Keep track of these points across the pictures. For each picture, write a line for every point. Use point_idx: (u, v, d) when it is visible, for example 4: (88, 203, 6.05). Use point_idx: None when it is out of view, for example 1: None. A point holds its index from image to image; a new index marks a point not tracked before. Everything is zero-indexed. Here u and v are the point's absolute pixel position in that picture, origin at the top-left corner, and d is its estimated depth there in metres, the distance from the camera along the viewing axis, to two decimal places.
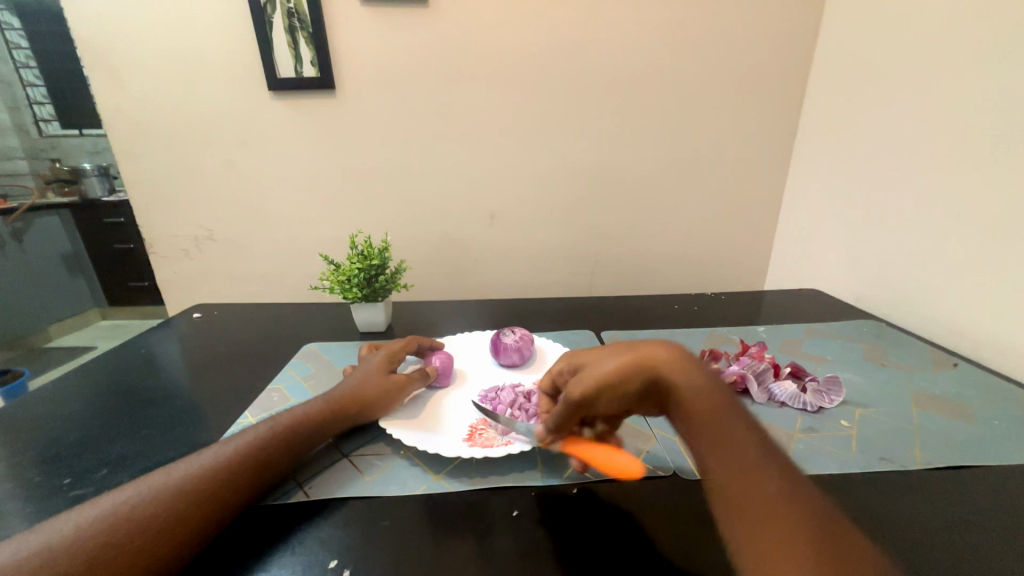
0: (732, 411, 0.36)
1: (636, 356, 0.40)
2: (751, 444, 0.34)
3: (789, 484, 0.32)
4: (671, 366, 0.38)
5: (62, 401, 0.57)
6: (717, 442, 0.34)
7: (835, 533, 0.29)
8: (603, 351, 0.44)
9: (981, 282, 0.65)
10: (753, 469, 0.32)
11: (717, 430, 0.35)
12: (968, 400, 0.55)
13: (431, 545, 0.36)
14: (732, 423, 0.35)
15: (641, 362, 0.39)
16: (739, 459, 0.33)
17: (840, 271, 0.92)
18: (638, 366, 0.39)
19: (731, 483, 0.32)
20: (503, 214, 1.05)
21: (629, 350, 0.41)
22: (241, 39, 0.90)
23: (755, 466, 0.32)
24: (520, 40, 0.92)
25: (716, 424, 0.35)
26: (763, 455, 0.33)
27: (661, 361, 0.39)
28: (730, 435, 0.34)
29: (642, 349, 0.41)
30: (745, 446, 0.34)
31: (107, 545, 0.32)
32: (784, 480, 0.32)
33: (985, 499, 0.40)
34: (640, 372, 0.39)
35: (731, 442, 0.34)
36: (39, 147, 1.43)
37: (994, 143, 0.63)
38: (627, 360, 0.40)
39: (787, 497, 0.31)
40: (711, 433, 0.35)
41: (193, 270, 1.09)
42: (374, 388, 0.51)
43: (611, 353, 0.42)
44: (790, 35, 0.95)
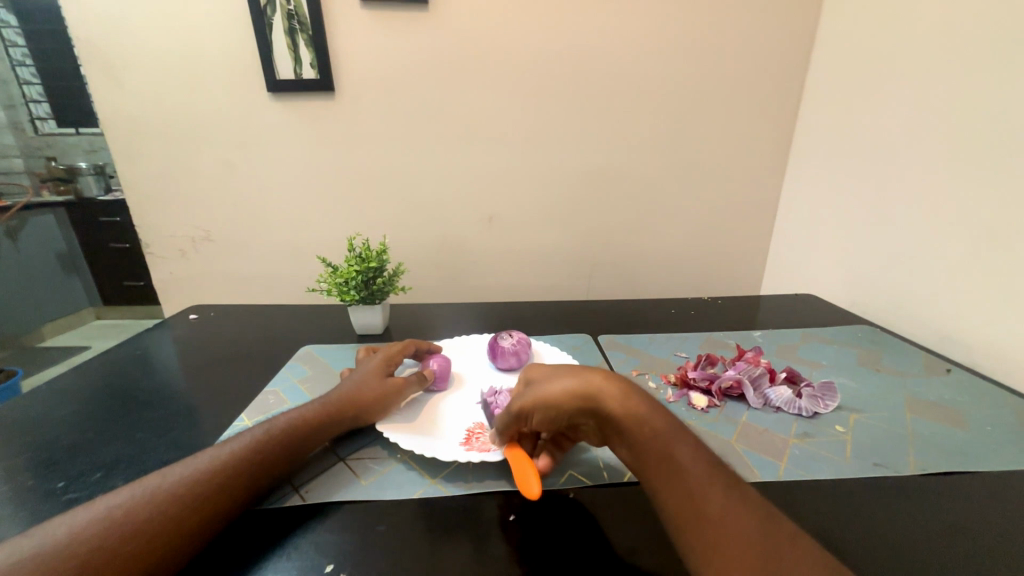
0: (674, 433, 0.36)
1: (576, 380, 0.39)
2: (693, 463, 0.34)
3: (733, 501, 0.31)
4: (609, 391, 0.38)
5: (56, 403, 0.57)
6: (658, 463, 0.34)
7: (776, 547, 0.29)
8: (551, 370, 0.43)
9: (975, 289, 0.66)
10: (694, 487, 0.32)
11: (657, 450, 0.35)
12: (961, 405, 0.56)
13: (427, 550, 0.36)
14: (673, 443, 0.35)
15: (580, 388, 0.39)
16: (680, 479, 0.33)
17: (836, 276, 0.93)
18: (577, 391, 0.39)
19: (674, 503, 0.32)
20: (502, 217, 1.06)
21: (572, 372, 0.41)
22: (241, 41, 0.90)
23: (696, 484, 0.32)
24: (519, 44, 0.93)
25: (655, 446, 0.35)
26: (702, 476, 0.33)
27: (598, 387, 0.38)
28: (669, 456, 0.34)
29: (584, 373, 0.40)
30: (686, 466, 0.33)
31: (100, 550, 0.32)
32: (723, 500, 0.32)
33: (978, 505, 0.40)
34: (576, 397, 0.39)
35: (671, 463, 0.34)
36: (34, 145, 1.43)
37: (989, 152, 0.64)
38: (567, 384, 0.39)
39: (727, 513, 0.30)
40: (651, 454, 0.35)
41: (190, 270, 1.09)
42: (370, 392, 0.50)
43: (555, 375, 0.41)
44: (787, 43, 0.96)
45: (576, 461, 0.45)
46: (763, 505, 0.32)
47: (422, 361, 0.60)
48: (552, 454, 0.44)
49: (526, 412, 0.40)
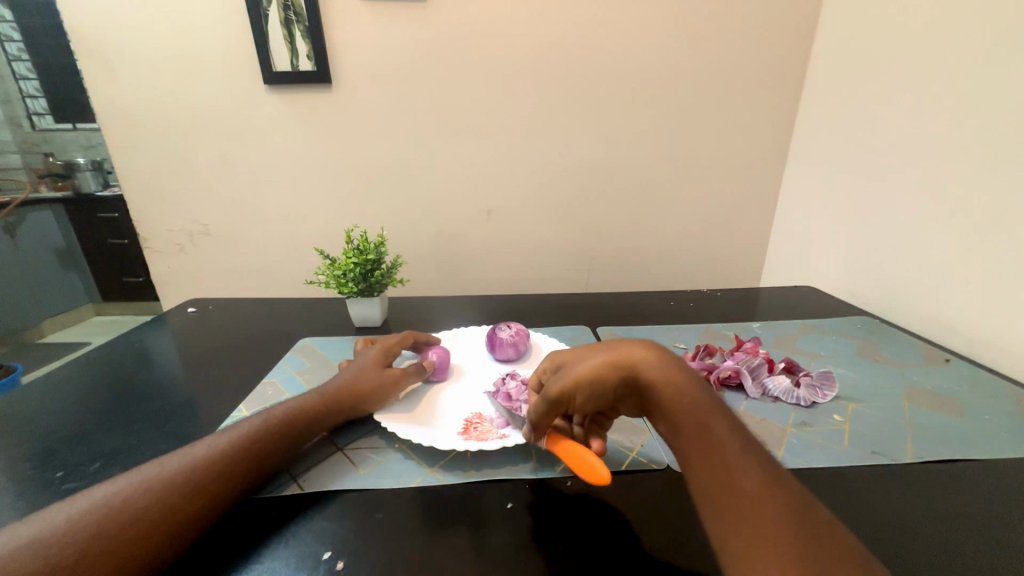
0: (715, 409, 0.34)
1: (614, 352, 0.38)
2: (731, 442, 0.32)
3: (770, 483, 0.30)
4: (650, 362, 0.36)
5: (54, 395, 0.57)
6: (694, 441, 0.33)
7: (815, 534, 0.27)
8: (585, 349, 0.41)
9: (975, 278, 0.66)
10: (731, 465, 0.31)
11: (697, 425, 0.33)
12: (959, 395, 0.56)
13: (424, 537, 0.36)
14: (712, 421, 0.33)
15: (620, 359, 0.37)
16: (716, 457, 0.32)
17: (836, 268, 0.92)
18: (616, 363, 0.37)
19: (707, 481, 0.31)
20: (500, 209, 1.05)
21: (610, 347, 0.39)
22: (236, 32, 0.89)
23: (733, 465, 0.31)
24: (517, 35, 0.92)
25: (694, 420, 0.33)
26: (742, 455, 0.31)
27: (639, 358, 0.37)
28: (708, 434, 0.32)
29: (622, 346, 0.38)
30: (725, 444, 0.32)
31: (98, 536, 0.32)
32: (761, 479, 0.30)
33: (973, 492, 0.41)
34: (618, 371, 0.37)
35: (710, 441, 0.32)
36: (32, 141, 1.44)
37: (984, 138, 0.64)
38: (607, 357, 0.37)
39: (765, 497, 0.29)
40: (688, 429, 0.33)
41: (188, 264, 1.09)
42: (369, 382, 0.50)
43: (592, 350, 0.39)
44: (788, 32, 0.95)
45: None
46: (800, 491, 0.30)
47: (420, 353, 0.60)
48: (599, 435, 0.41)
49: (569, 393, 0.38)
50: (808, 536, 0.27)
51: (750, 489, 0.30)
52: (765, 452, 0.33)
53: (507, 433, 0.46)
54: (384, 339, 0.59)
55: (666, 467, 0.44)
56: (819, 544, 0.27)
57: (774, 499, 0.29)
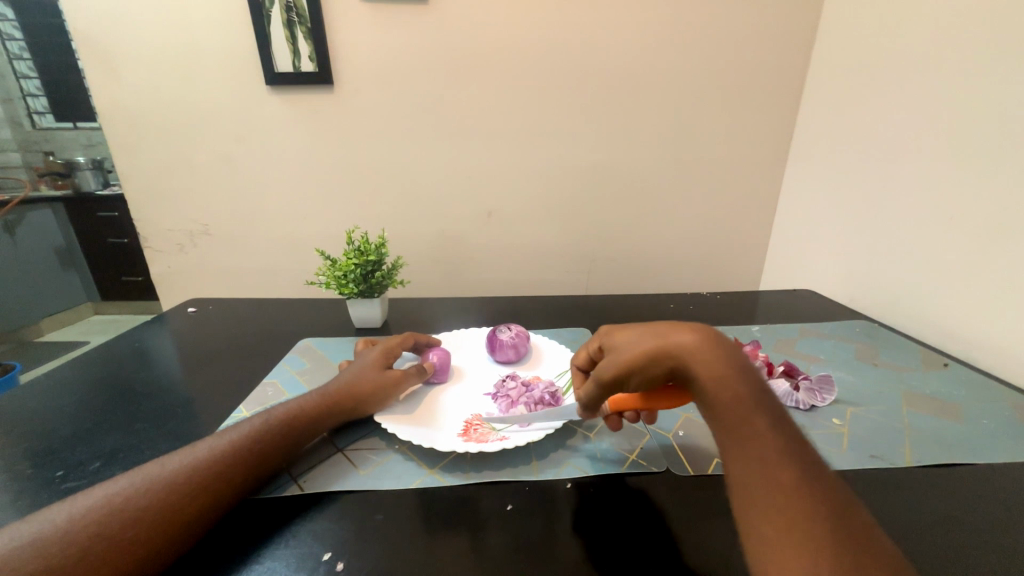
0: (757, 401, 0.34)
1: (662, 339, 0.37)
2: (768, 435, 0.32)
3: (806, 478, 0.30)
4: (693, 351, 0.36)
5: (54, 394, 0.57)
6: (731, 435, 0.33)
7: (851, 531, 0.28)
8: (630, 330, 0.41)
9: (974, 283, 0.66)
10: (768, 458, 0.31)
11: (737, 416, 0.33)
12: (958, 399, 0.56)
13: (424, 539, 0.36)
14: (751, 416, 0.33)
15: (666, 347, 0.37)
16: (752, 452, 0.32)
17: (834, 272, 0.93)
18: (662, 351, 0.37)
19: (743, 470, 0.31)
20: (500, 211, 1.06)
21: (654, 332, 0.39)
22: (238, 32, 0.89)
23: (770, 458, 0.31)
24: (518, 38, 0.92)
25: (736, 413, 0.33)
26: (781, 449, 0.31)
27: (686, 348, 0.36)
28: (747, 427, 0.32)
29: (668, 332, 0.38)
30: (764, 439, 0.32)
31: (100, 536, 0.32)
32: (798, 472, 0.30)
33: (970, 495, 0.41)
34: (662, 358, 0.37)
35: (748, 435, 0.32)
36: (33, 139, 1.47)
37: (982, 142, 0.64)
38: (651, 344, 0.38)
39: (801, 493, 0.29)
40: (729, 420, 0.33)
41: (188, 264, 1.09)
42: (369, 383, 0.50)
43: (636, 333, 0.40)
44: (787, 37, 0.96)
45: (573, 454, 0.46)
46: (838, 489, 0.30)
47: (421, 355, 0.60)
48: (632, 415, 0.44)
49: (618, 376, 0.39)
50: (842, 533, 0.27)
51: (785, 481, 0.30)
52: (806, 447, 0.32)
53: (507, 436, 0.46)
54: (385, 340, 0.58)
55: (666, 470, 0.44)
56: (854, 543, 0.27)
57: (810, 494, 0.29)
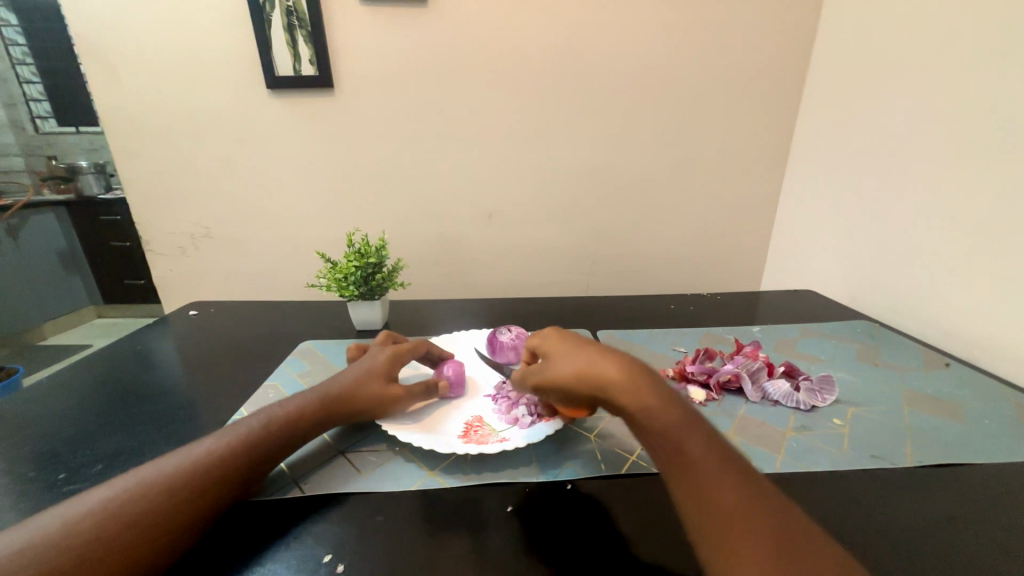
0: (689, 428, 0.34)
1: (585, 366, 0.39)
2: (705, 462, 0.32)
3: (748, 504, 0.30)
4: (615, 381, 0.37)
5: (56, 398, 0.57)
6: (670, 462, 0.33)
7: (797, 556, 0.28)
8: (562, 348, 0.42)
9: (975, 283, 0.66)
10: (709, 487, 0.31)
11: (671, 445, 0.33)
12: (959, 399, 0.56)
13: (425, 541, 0.36)
14: (686, 439, 0.33)
15: (589, 374, 0.38)
16: (694, 481, 0.32)
17: (835, 272, 0.93)
18: (585, 378, 0.38)
19: (688, 502, 0.31)
20: (501, 213, 1.06)
21: (580, 357, 0.40)
22: (240, 37, 0.90)
23: (711, 487, 0.31)
24: (517, 41, 0.93)
25: (671, 439, 0.34)
26: (719, 476, 0.31)
27: (608, 377, 0.37)
28: (684, 455, 0.33)
29: (593, 359, 0.39)
30: (698, 464, 0.32)
31: (95, 541, 0.31)
32: (740, 498, 0.30)
33: (971, 494, 0.41)
34: (591, 384, 0.38)
35: (686, 464, 0.32)
36: (35, 144, 1.47)
37: (978, 141, 0.65)
38: (574, 370, 0.39)
39: (742, 517, 0.29)
40: (665, 449, 0.33)
41: (189, 267, 1.09)
42: (376, 393, 0.49)
43: (567, 354, 0.41)
44: (785, 38, 0.96)
45: (573, 455, 0.46)
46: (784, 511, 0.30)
47: (434, 366, 0.59)
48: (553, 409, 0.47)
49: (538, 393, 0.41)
50: (789, 561, 0.27)
51: (727, 509, 0.30)
52: (748, 471, 0.32)
53: (507, 437, 0.46)
54: (399, 342, 0.58)
55: None
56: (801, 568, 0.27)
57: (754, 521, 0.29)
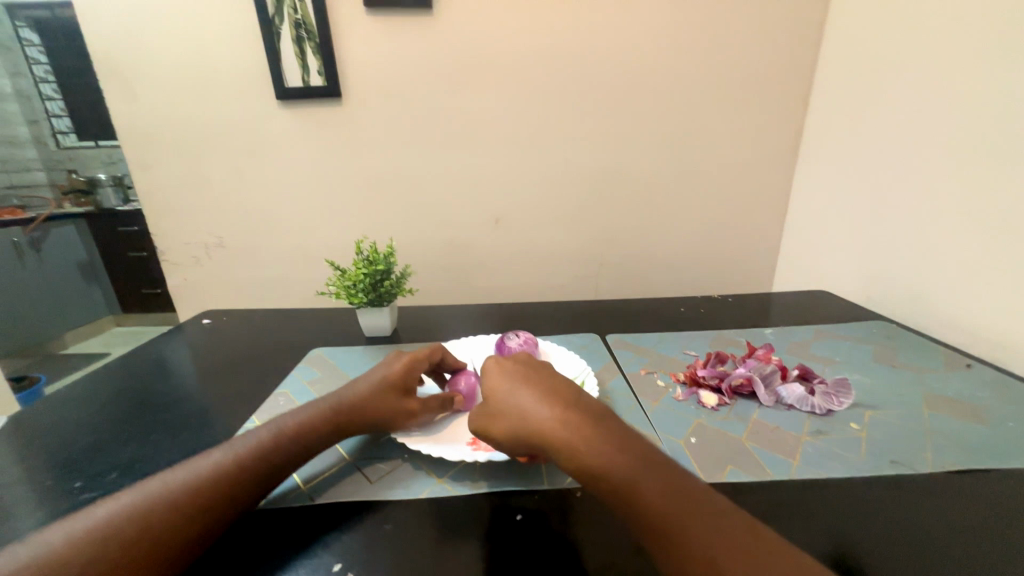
0: (639, 469, 0.34)
1: (520, 422, 0.40)
2: (662, 502, 0.32)
3: (714, 542, 0.30)
4: (551, 436, 0.38)
5: (74, 406, 0.58)
6: (630, 511, 0.33)
7: None
8: (500, 398, 0.43)
9: (994, 281, 0.64)
10: (674, 531, 0.31)
11: (623, 492, 0.33)
12: (981, 401, 0.54)
13: (434, 549, 0.36)
14: (639, 483, 0.33)
15: (524, 429, 0.40)
16: (659, 526, 0.31)
17: (849, 272, 0.91)
18: (522, 434, 0.40)
19: (660, 552, 0.31)
20: (507, 218, 1.06)
21: (516, 412, 0.41)
22: (250, 50, 0.92)
23: (675, 531, 0.31)
24: (521, 45, 0.93)
25: (610, 484, 0.34)
26: (680, 514, 0.31)
27: (543, 432, 0.38)
28: (639, 500, 0.33)
29: (528, 412, 0.40)
30: (656, 508, 0.32)
31: (101, 560, 0.32)
32: (706, 537, 0.30)
33: (996, 501, 0.39)
34: (527, 438, 0.40)
35: (643, 509, 0.32)
36: (56, 158, 1.52)
37: (996, 136, 0.63)
38: (512, 426, 0.41)
39: (711, 559, 0.29)
40: (619, 497, 0.33)
41: (203, 276, 1.11)
42: (388, 407, 0.49)
43: (504, 404, 0.42)
44: (794, 35, 0.94)
45: None
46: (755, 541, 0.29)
47: (447, 374, 0.58)
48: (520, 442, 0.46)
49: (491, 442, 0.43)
50: None
51: (694, 553, 0.29)
52: (708, 503, 0.32)
53: None
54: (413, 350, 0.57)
55: None
56: None
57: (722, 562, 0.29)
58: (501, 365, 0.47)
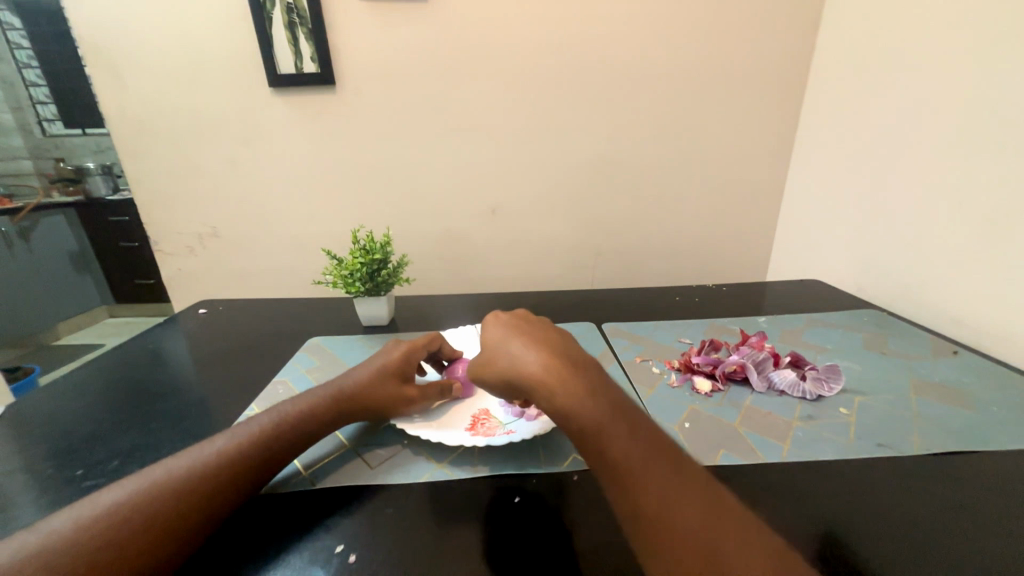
0: (611, 420, 0.35)
1: (509, 369, 0.42)
2: (628, 453, 0.33)
3: (668, 494, 0.30)
4: (534, 382, 0.39)
5: (71, 396, 0.58)
6: (596, 458, 0.34)
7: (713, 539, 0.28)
8: (494, 347, 0.45)
9: (982, 270, 0.65)
10: (632, 479, 0.31)
11: (593, 440, 0.34)
12: (966, 387, 0.55)
13: (434, 532, 0.37)
14: (609, 433, 0.34)
15: (512, 374, 0.41)
16: (620, 474, 0.32)
17: (842, 261, 0.92)
18: (509, 380, 0.42)
19: (616, 496, 0.32)
20: (505, 207, 1.06)
21: (506, 359, 0.42)
22: (241, 36, 0.90)
23: (634, 479, 0.31)
24: (517, 33, 0.92)
25: (581, 431, 0.35)
26: (642, 464, 0.32)
27: (528, 378, 0.40)
28: (606, 449, 0.33)
29: (517, 360, 0.41)
30: (620, 457, 0.33)
31: (107, 545, 0.32)
32: (662, 488, 0.31)
33: (977, 481, 0.41)
34: (514, 384, 0.41)
35: (608, 457, 0.33)
36: (43, 146, 1.48)
37: (986, 126, 0.63)
38: (501, 372, 0.42)
39: (661, 508, 0.30)
40: (587, 444, 0.34)
41: (198, 266, 1.10)
42: (388, 392, 0.50)
43: (496, 353, 0.44)
44: (791, 23, 0.94)
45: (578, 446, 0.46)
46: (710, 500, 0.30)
47: (444, 363, 0.59)
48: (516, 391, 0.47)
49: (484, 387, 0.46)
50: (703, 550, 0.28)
51: (648, 500, 0.30)
52: (673, 459, 0.33)
53: (513, 429, 0.47)
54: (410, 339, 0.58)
55: None
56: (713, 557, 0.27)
57: (672, 513, 0.29)
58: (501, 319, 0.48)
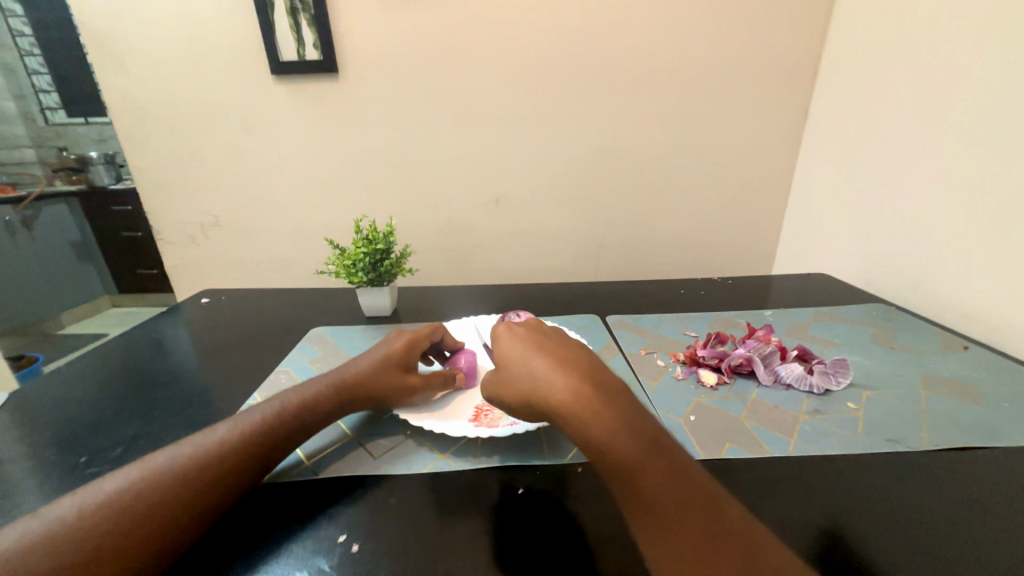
0: (645, 452, 0.33)
1: (532, 389, 0.40)
2: (663, 489, 0.32)
3: (705, 534, 0.29)
4: (561, 405, 0.38)
5: (74, 384, 0.58)
6: (628, 491, 0.33)
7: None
8: (515, 364, 0.43)
9: (993, 265, 0.64)
10: (669, 518, 0.30)
11: (625, 471, 0.33)
12: (977, 382, 0.54)
13: (437, 522, 0.37)
14: (643, 467, 0.33)
15: (535, 394, 0.40)
16: (655, 510, 0.31)
17: (850, 255, 0.91)
18: (532, 400, 0.40)
19: (649, 533, 0.31)
20: (508, 198, 1.05)
21: (529, 378, 0.41)
22: (242, 22, 0.88)
23: (670, 517, 0.30)
24: (522, 20, 0.90)
25: (612, 461, 0.34)
26: (679, 501, 0.31)
27: (553, 400, 0.38)
28: (640, 482, 0.32)
29: (540, 380, 0.40)
30: (654, 491, 0.32)
31: (110, 532, 0.32)
32: (699, 528, 0.30)
33: (987, 478, 0.40)
34: (537, 404, 0.40)
35: (641, 491, 0.32)
36: (46, 135, 1.47)
37: (1001, 118, 0.62)
38: (523, 391, 0.41)
39: (698, 550, 0.29)
40: (619, 474, 0.33)
41: (200, 255, 1.10)
42: (390, 381, 0.49)
43: (518, 371, 0.42)
44: (803, 11, 0.92)
45: None
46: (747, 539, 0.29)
47: (447, 353, 0.59)
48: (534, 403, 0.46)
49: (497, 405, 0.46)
50: None
51: (685, 540, 0.29)
52: (709, 495, 0.32)
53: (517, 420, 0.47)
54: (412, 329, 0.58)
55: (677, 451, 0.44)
56: None
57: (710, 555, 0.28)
58: (512, 331, 0.47)
